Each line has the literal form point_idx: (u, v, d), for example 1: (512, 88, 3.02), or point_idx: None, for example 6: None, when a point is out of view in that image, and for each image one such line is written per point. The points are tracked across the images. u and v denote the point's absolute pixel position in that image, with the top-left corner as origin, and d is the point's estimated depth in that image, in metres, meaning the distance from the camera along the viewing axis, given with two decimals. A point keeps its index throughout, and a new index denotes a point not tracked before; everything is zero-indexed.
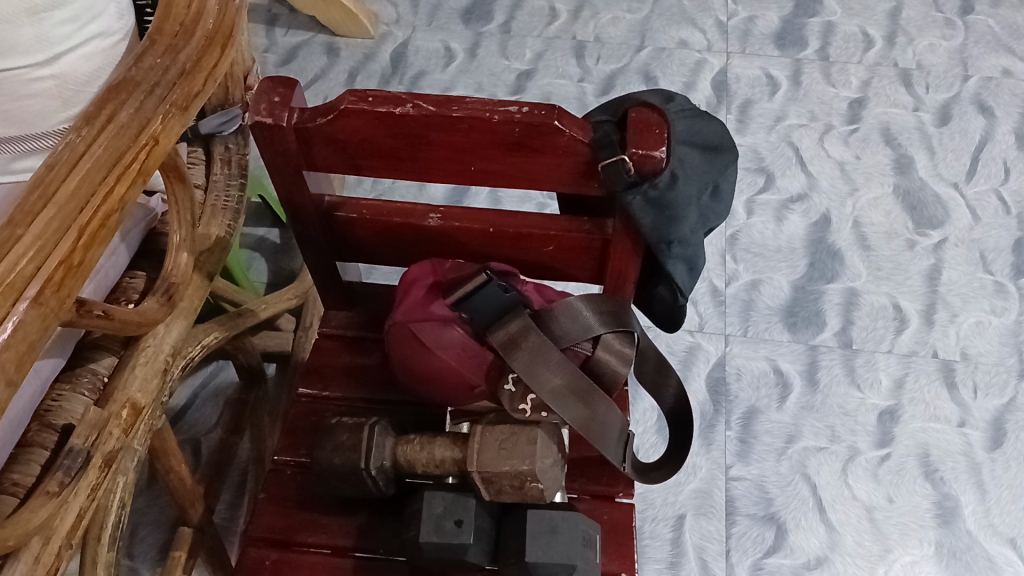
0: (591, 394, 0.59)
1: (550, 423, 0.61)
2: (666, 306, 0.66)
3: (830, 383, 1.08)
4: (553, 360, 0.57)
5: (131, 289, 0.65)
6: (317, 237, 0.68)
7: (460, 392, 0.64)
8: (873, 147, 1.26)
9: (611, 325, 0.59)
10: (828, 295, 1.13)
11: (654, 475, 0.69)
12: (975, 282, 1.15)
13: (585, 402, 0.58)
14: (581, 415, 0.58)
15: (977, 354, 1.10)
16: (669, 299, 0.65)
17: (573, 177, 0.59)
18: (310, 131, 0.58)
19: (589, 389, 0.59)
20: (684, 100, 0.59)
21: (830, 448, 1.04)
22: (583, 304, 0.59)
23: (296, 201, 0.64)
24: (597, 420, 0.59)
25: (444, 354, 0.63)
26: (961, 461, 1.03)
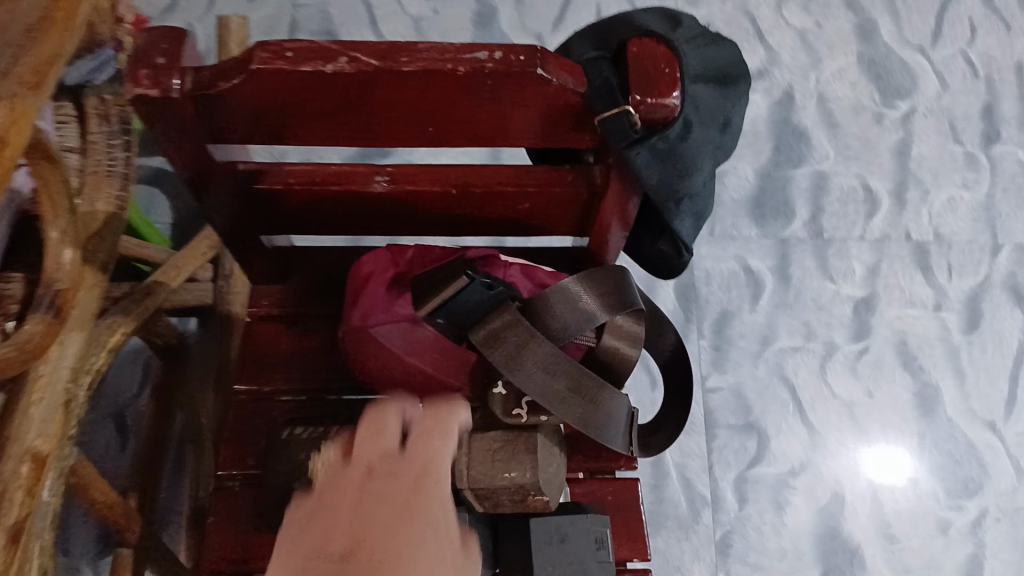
0: (594, 392, 0.49)
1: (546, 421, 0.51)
2: (665, 261, 0.57)
3: (803, 278, 1.01)
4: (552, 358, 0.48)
5: (6, 300, 0.51)
6: (234, 211, 0.55)
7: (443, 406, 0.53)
8: (834, 12, 1.15)
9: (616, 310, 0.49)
10: (795, 181, 1.05)
11: (657, 444, 0.62)
12: (945, 154, 1.08)
13: (586, 403, 0.49)
14: (584, 418, 0.49)
15: (950, 234, 1.04)
16: (672, 256, 0.56)
17: (555, 127, 0.47)
18: (215, 102, 0.44)
19: (592, 387, 0.49)
20: (692, 27, 0.49)
21: (807, 346, 0.98)
22: (581, 286, 0.48)
23: (205, 179, 0.51)
24: (601, 418, 0.50)
25: (417, 360, 0.52)
26: (938, 347, 0.99)
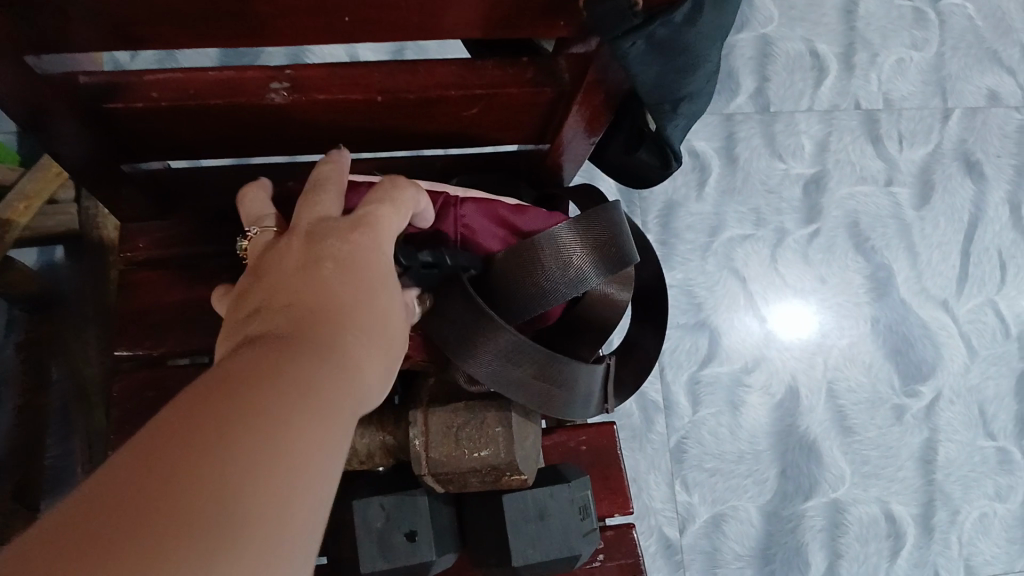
0: (564, 383, 0.44)
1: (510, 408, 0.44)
2: (646, 168, 0.48)
3: (750, 158, 0.93)
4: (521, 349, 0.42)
5: None
6: (88, 141, 0.42)
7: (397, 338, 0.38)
8: None
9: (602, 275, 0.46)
10: (740, 47, 0.95)
11: (626, 388, 0.55)
12: (893, 10, 0.99)
13: (553, 396, 0.44)
14: (542, 399, 0.44)
15: (900, 99, 0.97)
16: (655, 166, 0.47)
17: (514, 12, 0.36)
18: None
19: (563, 379, 0.44)
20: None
21: (756, 234, 0.91)
22: (573, 237, 0.45)
23: (37, 104, 0.37)
24: (564, 407, 0.45)
25: None
26: (891, 226, 0.93)
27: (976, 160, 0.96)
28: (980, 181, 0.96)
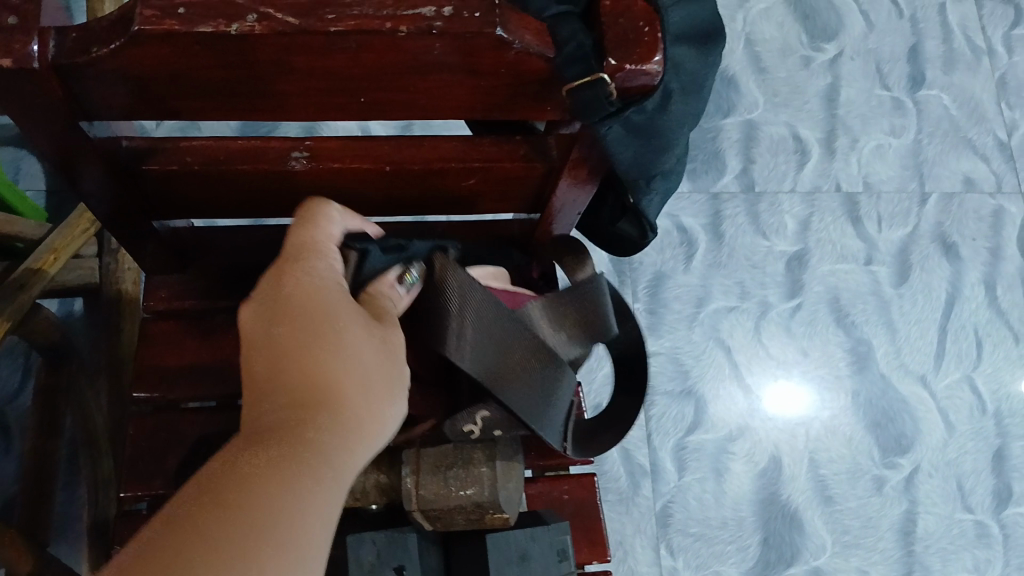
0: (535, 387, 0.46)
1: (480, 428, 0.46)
2: (627, 240, 0.53)
3: (736, 234, 0.98)
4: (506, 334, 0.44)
5: None
6: (124, 199, 0.47)
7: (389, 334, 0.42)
8: None
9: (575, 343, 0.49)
10: (725, 130, 1.01)
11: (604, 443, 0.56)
12: (872, 99, 1.06)
13: (527, 400, 0.45)
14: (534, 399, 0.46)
15: (879, 183, 1.02)
16: (635, 237, 0.52)
17: (511, 98, 0.41)
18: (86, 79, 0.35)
19: (533, 383, 0.46)
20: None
21: (741, 306, 0.96)
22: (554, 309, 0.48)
23: (75, 167, 0.42)
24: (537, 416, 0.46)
25: None
26: (870, 302, 0.98)
27: (953, 242, 1.01)
28: (956, 261, 1.01)
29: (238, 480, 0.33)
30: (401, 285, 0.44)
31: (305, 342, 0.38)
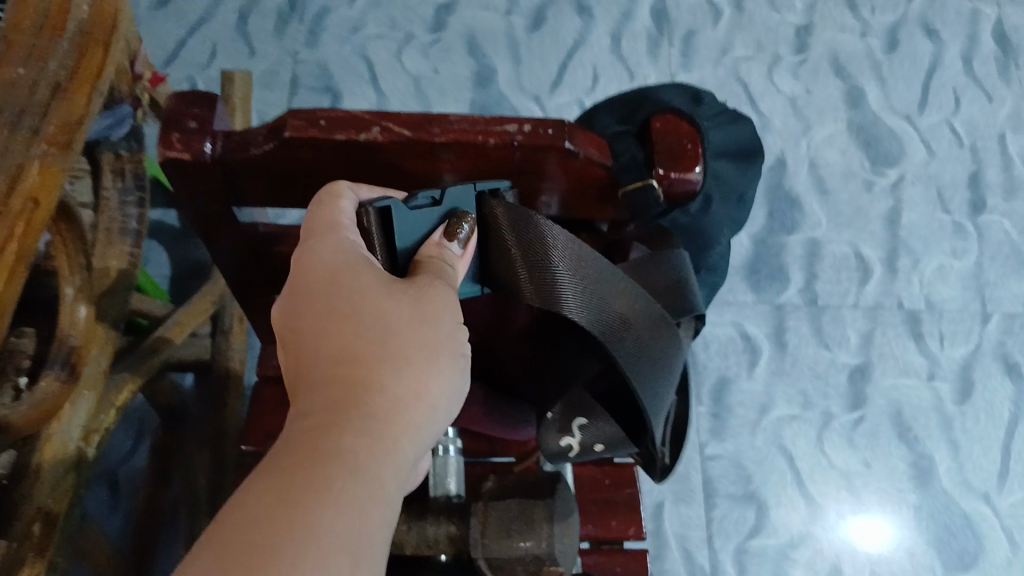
0: (652, 343, 0.46)
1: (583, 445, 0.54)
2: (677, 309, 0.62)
3: (799, 345, 1.02)
4: (610, 285, 0.45)
5: (19, 356, 0.52)
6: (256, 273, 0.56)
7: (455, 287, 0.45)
8: (823, 79, 1.18)
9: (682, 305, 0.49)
10: (789, 247, 1.07)
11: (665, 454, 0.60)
12: (934, 222, 1.11)
13: (648, 353, 0.46)
14: (656, 346, 0.47)
15: (941, 302, 1.06)
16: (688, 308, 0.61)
17: (578, 198, 0.49)
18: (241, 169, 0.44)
19: (652, 332, 0.46)
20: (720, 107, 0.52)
21: (803, 415, 0.98)
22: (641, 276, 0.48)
23: (220, 244, 0.52)
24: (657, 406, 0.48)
25: None
26: (932, 418, 0.99)
27: (1016, 361, 1.03)
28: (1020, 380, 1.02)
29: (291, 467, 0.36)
30: (452, 240, 0.46)
31: (332, 322, 0.42)
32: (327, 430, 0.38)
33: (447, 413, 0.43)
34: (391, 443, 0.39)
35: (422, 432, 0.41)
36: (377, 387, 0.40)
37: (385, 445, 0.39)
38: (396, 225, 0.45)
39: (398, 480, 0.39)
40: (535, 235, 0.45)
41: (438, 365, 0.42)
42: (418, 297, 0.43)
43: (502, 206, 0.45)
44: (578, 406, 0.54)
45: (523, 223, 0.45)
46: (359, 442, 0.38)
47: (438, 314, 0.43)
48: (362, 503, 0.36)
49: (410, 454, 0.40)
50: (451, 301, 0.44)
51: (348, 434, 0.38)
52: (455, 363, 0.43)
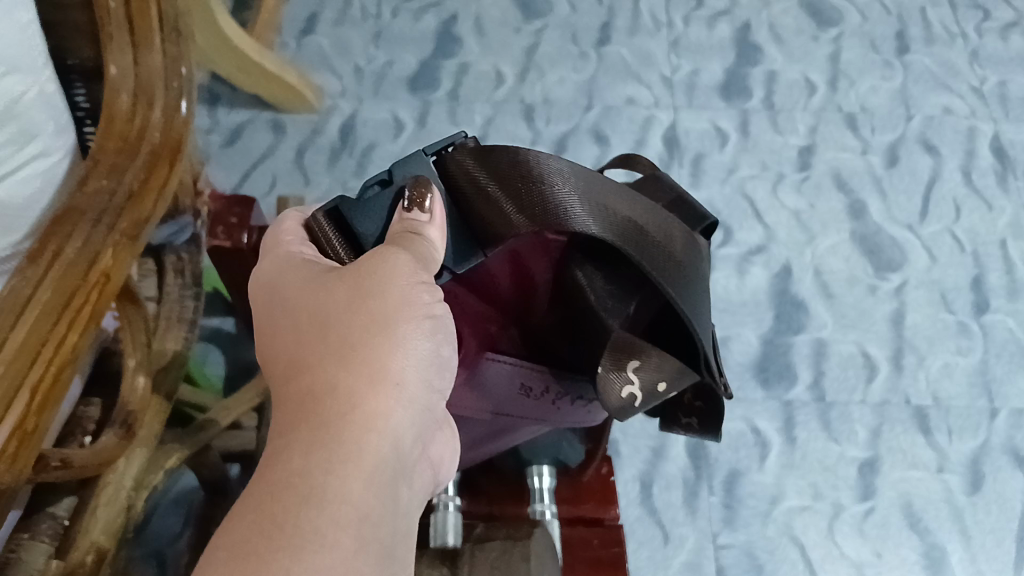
0: (664, 241, 0.57)
1: (645, 387, 0.58)
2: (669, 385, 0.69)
3: (808, 439, 1.06)
4: (603, 194, 0.56)
5: (85, 420, 0.63)
6: None
7: (419, 253, 0.53)
8: (826, 194, 1.27)
9: (686, 228, 0.61)
10: (797, 347, 1.13)
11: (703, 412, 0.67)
12: (938, 322, 1.16)
13: (664, 250, 0.56)
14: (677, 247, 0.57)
15: (948, 398, 1.10)
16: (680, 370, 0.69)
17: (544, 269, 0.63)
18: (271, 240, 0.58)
19: (664, 237, 0.57)
20: (670, 178, 0.71)
21: (814, 506, 1.02)
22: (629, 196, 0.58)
23: None
24: (696, 308, 0.57)
25: (503, 385, 0.62)
26: (943, 509, 1.01)
27: None
28: None
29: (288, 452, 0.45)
30: (417, 205, 0.55)
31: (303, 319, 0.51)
32: (285, 451, 0.44)
33: (413, 404, 0.49)
34: (352, 448, 0.45)
35: (381, 429, 0.46)
36: (333, 392, 0.47)
37: (344, 452, 0.44)
38: (348, 215, 0.57)
39: (360, 486, 0.44)
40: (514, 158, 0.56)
41: (386, 354, 0.49)
42: (366, 286, 0.51)
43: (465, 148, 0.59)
44: (630, 350, 0.58)
45: (488, 152, 0.58)
46: (314, 458, 0.44)
47: (386, 298, 0.50)
48: (351, 446, 0.45)
49: (377, 457, 0.45)
50: (401, 271, 0.52)
51: (300, 456, 0.44)
52: (404, 350, 0.49)
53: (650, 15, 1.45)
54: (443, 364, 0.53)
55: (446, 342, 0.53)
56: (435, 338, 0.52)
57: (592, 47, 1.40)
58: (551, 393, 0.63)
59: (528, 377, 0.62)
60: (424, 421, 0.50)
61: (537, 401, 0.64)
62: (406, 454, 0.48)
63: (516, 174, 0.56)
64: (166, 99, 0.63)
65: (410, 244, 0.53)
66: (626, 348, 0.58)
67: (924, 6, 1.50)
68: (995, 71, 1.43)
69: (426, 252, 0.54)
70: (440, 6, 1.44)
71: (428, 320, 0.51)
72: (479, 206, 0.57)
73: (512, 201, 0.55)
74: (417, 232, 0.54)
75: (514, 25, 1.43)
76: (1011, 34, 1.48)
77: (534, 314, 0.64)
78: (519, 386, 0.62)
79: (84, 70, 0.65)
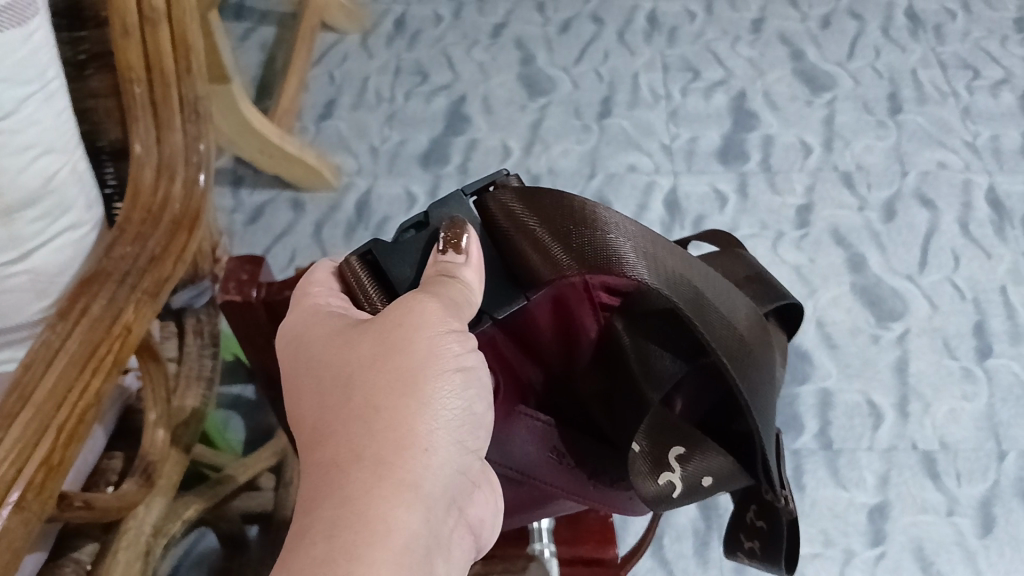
0: (731, 318, 0.57)
1: (687, 479, 0.61)
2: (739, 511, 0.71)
3: (816, 487, 1.08)
4: (661, 254, 0.57)
5: (108, 471, 0.68)
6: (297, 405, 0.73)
7: (449, 297, 0.54)
8: (826, 249, 1.31)
9: (755, 310, 0.61)
10: (803, 397, 1.15)
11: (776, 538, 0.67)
12: (942, 369, 1.18)
13: (730, 328, 0.57)
14: (736, 313, 0.58)
15: (955, 442, 1.11)
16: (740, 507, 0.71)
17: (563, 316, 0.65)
18: (301, 287, 0.60)
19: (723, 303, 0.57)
20: (751, 256, 0.74)
21: (825, 553, 1.03)
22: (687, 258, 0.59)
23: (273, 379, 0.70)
24: (759, 400, 0.58)
25: (531, 446, 0.63)
26: (956, 552, 1.03)
27: None
28: None
29: (311, 529, 0.47)
30: (453, 248, 0.56)
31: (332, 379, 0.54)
32: (312, 533, 0.47)
33: (442, 468, 0.50)
34: (382, 526, 0.47)
35: (410, 498, 0.48)
36: (360, 462, 0.49)
37: (370, 530, 0.46)
38: (382, 258, 0.59)
39: (388, 564, 0.45)
40: (569, 205, 0.57)
41: (409, 417, 0.50)
42: (390, 342, 0.52)
43: (509, 188, 0.60)
44: (676, 436, 0.61)
45: (538, 195, 0.58)
46: (340, 539, 0.46)
47: (411, 356, 0.52)
48: (374, 520, 0.47)
49: (406, 531, 0.47)
50: (432, 318, 0.52)
51: (325, 537, 0.46)
52: (431, 411, 0.51)
53: (649, 88, 1.53)
54: (473, 421, 0.53)
55: (477, 397, 0.54)
56: (463, 392, 0.53)
57: (595, 120, 1.48)
58: (584, 465, 0.65)
59: (555, 440, 0.63)
60: (456, 483, 0.51)
61: (569, 469, 0.64)
62: (438, 521, 0.50)
63: (570, 221, 0.56)
64: (187, 174, 0.68)
65: (442, 287, 0.54)
66: (673, 435, 0.61)
67: (915, 68, 1.56)
68: (987, 126, 1.48)
69: (458, 295, 0.54)
70: (450, 89, 1.53)
71: (457, 373, 0.53)
72: (525, 249, 0.57)
73: (564, 247, 0.56)
74: (451, 274, 0.55)
75: (520, 102, 1.50)
76: (1001, 91, 1.53)
77: (577, 374, 0.64)
78: (549, 449, 0.63)
79: (112, 151, 0.74)
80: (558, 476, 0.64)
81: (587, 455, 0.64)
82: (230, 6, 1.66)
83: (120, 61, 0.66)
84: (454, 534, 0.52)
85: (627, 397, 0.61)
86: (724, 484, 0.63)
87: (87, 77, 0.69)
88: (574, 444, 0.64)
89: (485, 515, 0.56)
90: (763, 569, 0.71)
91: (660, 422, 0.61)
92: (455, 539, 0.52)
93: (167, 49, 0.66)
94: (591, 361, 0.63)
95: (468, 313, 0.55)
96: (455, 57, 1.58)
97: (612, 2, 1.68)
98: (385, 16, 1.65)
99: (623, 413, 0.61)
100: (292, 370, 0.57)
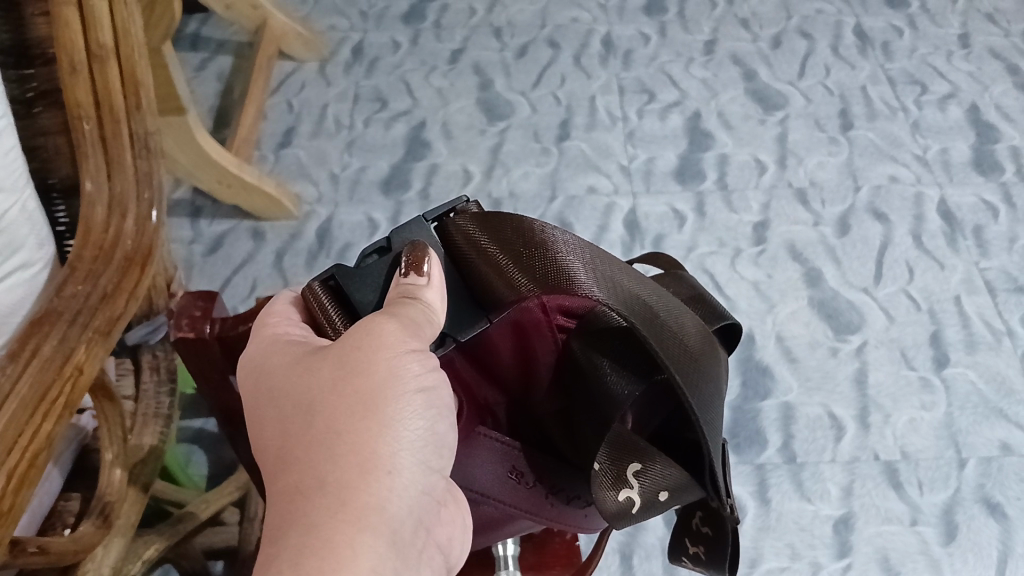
0: (682, 335, 0.57)
1: (645, 495, 0.59)
2: (690, 526, 0.69)
3: (781, 500, 1.09)
4: (617, 276, 0.58)
5: (66, 513, 0.67)
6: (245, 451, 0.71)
7: (409, 317, 0.52)
8: (783, 265, 1.33)
9: (703, 326, 0.61)
10: (765, 412, 1.16)
11: (721, 546, 0.66)
12: (900, 379, 1.20)
13: (682, 344, 0.57)
14: (694, 335, 0.59)
15: (916, 452, 1.13)
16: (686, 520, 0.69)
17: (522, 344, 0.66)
18: (259, 319, 0.58)
19: (677, 321, 0.58)
20: (691, 276, 0.74)
21: (792, 566, 1.04)
22: (641, 281, 0.59)
23: (236, 428, 0.69)
24: (709, 412, 0.57)
25: (491, 466, 0.60)
26: (920, 561, 1.04)
27: (997, 502, 1.08)
28: (1003, 519, 1.07)
29: (275, 561, 0.45)
30: (418, 273, 0.55)
31: (290, 408, 0.52)
32: (278, 563, 0.45)
33: (408, 489, 0.49)
34: (348, 552, 0.45)
35: (376, 522, 0.46)
36: (323, 488, 0.47)
37: (337, 557, 0.44)
38: (344, 283, 0.57)
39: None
40: (527, 231, 0.58)
41: (371, 439, 0.49)
42: (348, 364, 0.51)
43: (467, 213, 0.60)
44: (633, 452, 0.59)
45: (496, 220, 0.59)
46: (307, 567, 0.44)
47: (372, 375, 0.50)
48: (341, 547, 0.45)
49: (373, 555, 0.45)
50: (394, 336, 0.51)
51: (291, 567, 0.44)
52: (393, 431, 0.50)
53: (606, 111, 1.55)
54: (438, 442, 0.52)
55: (440, 417, 0.52)
56: (427, 412, 0.51)
57: (553, 143, 1.49)
58: (544, 483, 0.62)
59: (517, 459, 0.61)
60: (423, 503, 0.50)
61: (530, 489, 0.62)
62: (405, 544, 0.48)
63: (526, 246, 0.57)
64: (138, 210, 0.68)
65: (402, 308, 0.52)
66: (630, 451, 0.59)
67: (864, 85, 1.60)
68: (936, 140, 1.51)
69: (419, 315, 0.53)
70: (409, 115, 1.53)
71: (419, 393, 0.51)
72: (486, 273, 0.57)
73: (524, 274, 0.56)
74: (414, 296, 0.54)
75: (479, 127, 1.51)
76: (949, 105, 1.57)
77: (535, 399, 0.63)
78: (508, 469, 0.61)
79: (64, 188, 0.73)
80: (518, 496, 0.61)
81: (549, 473, 0.62)
82: (186, 38, 1.66)
83: (68, 98, 0.65)
84: (423, 555, 0.51)
85: (586, 415, 0.59)
86: (680, 497, 0.61)
87: (36, 114, 0.69)
88: (535, 463, 0.61)
89: (452, 534, 0.55)
90: (709, 574, 0.69)
91: (620, 437, 0.59)
92: (424, 560, 0.51)
93: (117, 85, 0.67)
94: (549, 383, 0.62)
95: (430, 332, 0.53)
96: (413, 83, 1.59)
97: (568, 26, 1.71)
98: (342, 44, 1.66)
99: (581, 430, 0.60)
100: (252, 399, 0.55)
